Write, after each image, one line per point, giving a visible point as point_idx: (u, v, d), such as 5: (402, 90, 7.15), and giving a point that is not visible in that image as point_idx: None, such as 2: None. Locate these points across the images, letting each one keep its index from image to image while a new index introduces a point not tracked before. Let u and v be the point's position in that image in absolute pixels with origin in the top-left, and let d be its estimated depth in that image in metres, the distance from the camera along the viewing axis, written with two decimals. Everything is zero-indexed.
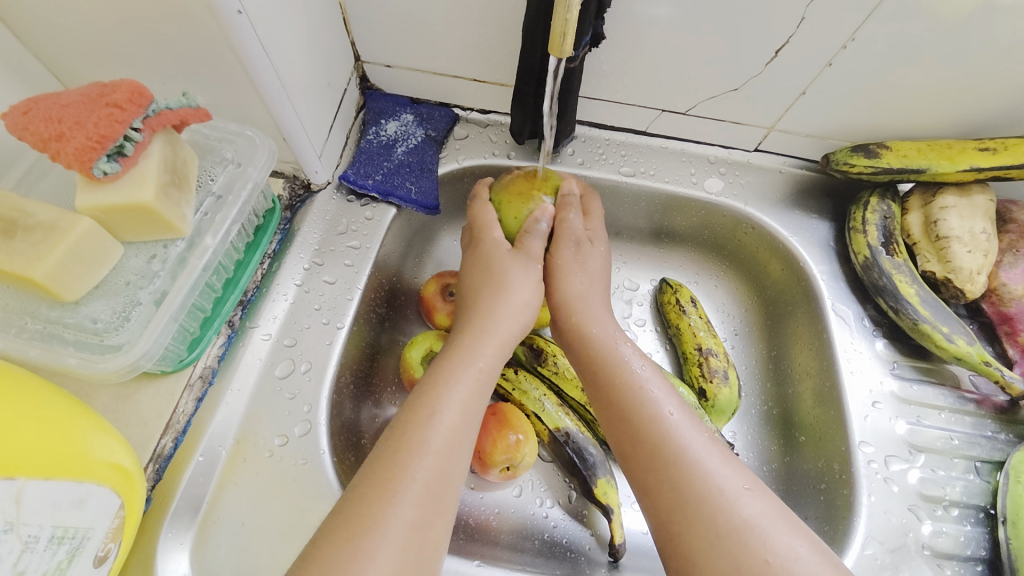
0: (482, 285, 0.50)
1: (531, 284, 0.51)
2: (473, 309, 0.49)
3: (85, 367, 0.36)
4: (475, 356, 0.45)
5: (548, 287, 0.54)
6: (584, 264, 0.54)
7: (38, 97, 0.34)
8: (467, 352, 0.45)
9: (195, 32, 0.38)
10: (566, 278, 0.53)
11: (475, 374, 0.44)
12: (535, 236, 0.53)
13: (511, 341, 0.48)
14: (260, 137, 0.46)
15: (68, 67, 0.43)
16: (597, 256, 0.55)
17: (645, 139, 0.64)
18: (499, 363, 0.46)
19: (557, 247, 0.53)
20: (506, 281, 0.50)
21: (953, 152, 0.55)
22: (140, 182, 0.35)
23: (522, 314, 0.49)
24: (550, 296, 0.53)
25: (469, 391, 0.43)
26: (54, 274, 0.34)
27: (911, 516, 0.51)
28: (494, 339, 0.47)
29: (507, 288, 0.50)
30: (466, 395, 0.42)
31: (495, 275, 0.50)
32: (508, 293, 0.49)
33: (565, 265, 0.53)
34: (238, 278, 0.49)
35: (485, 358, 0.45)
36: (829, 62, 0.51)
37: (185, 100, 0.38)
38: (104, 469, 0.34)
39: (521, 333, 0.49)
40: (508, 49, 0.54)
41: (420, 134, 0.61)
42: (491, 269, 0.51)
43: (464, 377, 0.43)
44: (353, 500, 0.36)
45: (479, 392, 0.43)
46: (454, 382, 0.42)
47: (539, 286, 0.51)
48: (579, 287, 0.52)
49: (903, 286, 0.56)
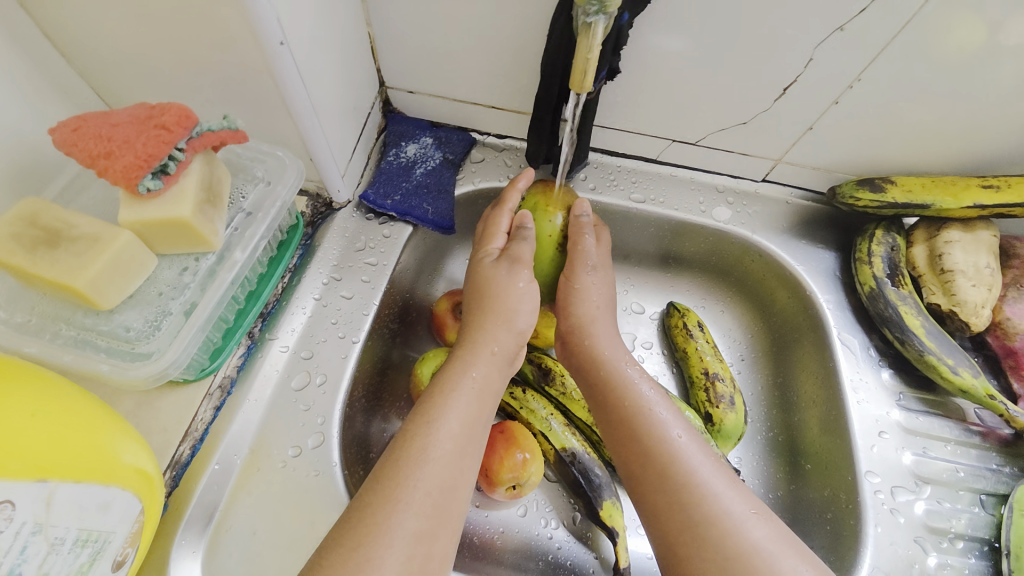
0: (478, 299, 0.51)
1: (518, 290, 0.50)
2: (471, 321, 0.50)
3: (116, 374, 0.37)
4: (469, 366, 0.46)
5: (561, 306, 0.54)
6: (601, 293, 0.54)
7: (89, 114, 0.37)
8: (464, 364, 0.46)
9: (237, 58, 0.41)
10: (581, 302, 0.53)
11: (470, 384, 0.45)
12: (522, 240, 0.53)
13: (501, 353, 0.48)
14: (290, 158, 0.48)
15: (112, 87, 0.46)
16: (607, 283, 0.55)
17: (655, 167, 0.66)
18: (495, 373, 0.47)
19: (576, 272, 0.53)
20: (497, 292, 0.50)
21: (957, 189, 0.56)
22: (180, 199, 0.37)
23: (513, 323, 0.49)
24: (563, 318, 0.54)
25: (468, 402, 0.43)
26: (94, 284, 0.35)
27: (917, 548, 0.50)
28: (485, 350, 0.48)
29: (497, 301, 0.50)
30: (465, 407, 0.43)
31: (489, 287, 0.51)
32: (499, 305, 0.50)
33: (585, 290, 0.53)
34: (260, 291, 0.51)
35: (478, 368, 0.46)
36: (836, 99, 0.53)
37: (225, 123, 0.40)
38: (129, 474, 0.35)
39: (515, 346, 0.50)
40: (526, 79, 0.56)
41: (439, 157, 0.63)
42: (482, 281, 0.52)
43: (459, 388, 0.44)
44: (361, 509, 0.36)
45: (476, 404, 0.44)
46: (452, 393, 0.43)
47: (527, 290, 0.51)
48: (593, 312, 0.53)
49: (908, 317, 0.57)
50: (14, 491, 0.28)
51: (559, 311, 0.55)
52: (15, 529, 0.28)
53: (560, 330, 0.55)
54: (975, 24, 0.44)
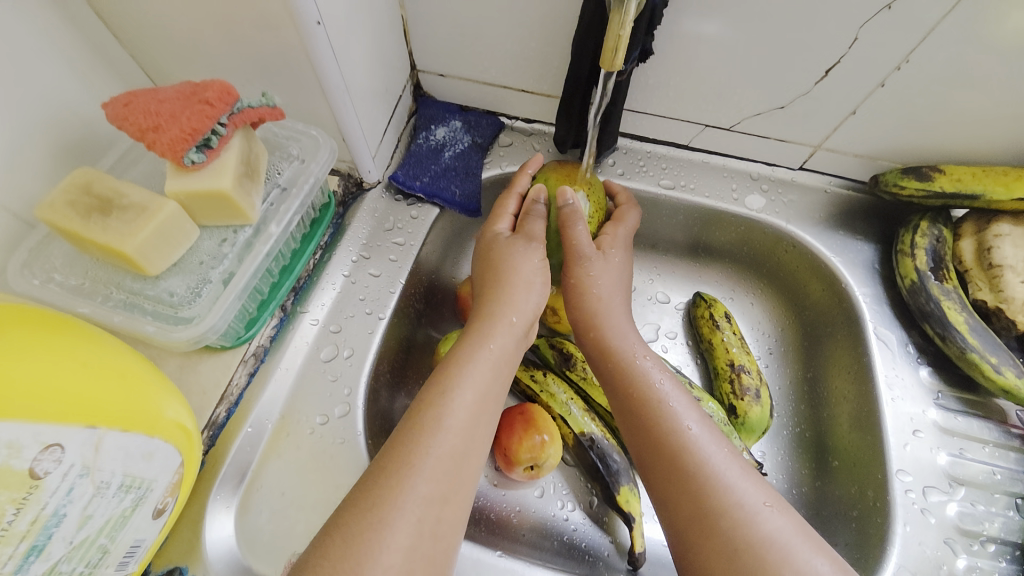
0: (489, 278, 0.51)
1: (533, 263, 0.51)
2: (487, 293, 0.50)
3: (160, 335, 0.40)
4: (486, 338, 0.47)
5: (568, 304, 0.54)
6: (600, 281, 0.53)
7: (139, 91, 0.39)
8: (479, 337, 0.47)
9: (275, 37, 0.42)
10: (585, 293, 0.52)
11: (487, 354, 0.45)
12: (535, 218, 0.54)
13: (520, 322, 0.49)
14: (323, 137, 0.49)
15: (159, 67, 0.48)
16: (613, 269, 0.54)
17: (686, 154, 0.65)
18: (511, 344, 0.48)
19: (572, 269, 0.53)
20: (511, 266, 0.51)
21: (1009, 179, 0.53)
22: (221, 172, 0.39)
23: (530, 293, 0.50)
24: (570, 311, 0.53)
25: (483, 372, 0.44)
26: (141, 250, 0.38)
27: (948, 550, 0.48)
28: (503, 322, 0.48)
29: (513, 274, 0.51)
30: (480, 376, 0.44)
31: (503, 262, 0.52)
32: (515, 277, 0.50)
33: (582, 283, 0.52)
34: (293, 266, 0.53)
35: (495, 340, 0.47)
36: (881, 82, 0.51)
37: (264, 100, 0.42)
38: (171, 428, 0.37)
39: (533, 314, 0.50)
40: (556, 61, 0.56)
41: (467, 140, 0.63)
42: (497, 255, 0.52)
43: (476, 358, 0.45)
44: (377, 472, 0.38)
45: (492, 374, 0.45)
46: (468, 364, 0.44)
47: (540, 264, 0.52)
48: (597, 303, 0.52)
49: (951, 312, 0.54)
50: (64, 435, 0.30)
51: (567, 310, 0.54)
52: (64, 471, 0.30)
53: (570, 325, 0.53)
54: None
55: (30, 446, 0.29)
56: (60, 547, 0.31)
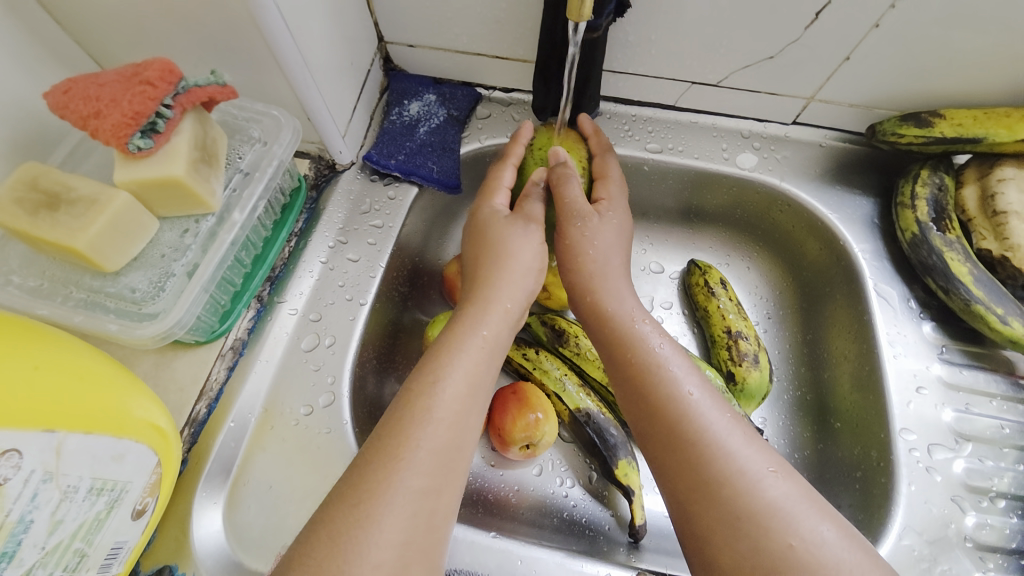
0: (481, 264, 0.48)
1: (531, 247, 0.49)
2: (476, 280, 0.48)
3: (125, 333, 0.38)
4: (479, 324, 0.44)
5: (563, 264, 0.51)
6: (596, 240, 0.50)
7: (78, 76, 0.36)
8: (471, 322, 0.44)
9: (219, 11, 0.39)
10: (578, 257, 0.50)
11: (480, 342, 0.43)
12: (534, 200, 0.52)
13: (515, 308, 0.47)
14: (285, 116, 0.47)
15: (104, 53, 0.46)
16: (608, 228, 0.51)
17: (673, 114, 0.62)
18: (505, 331, 0.46)
19: (565, 227, 0.50)
20: (508, 250, 0.48)
21: (1012, 120, 0.50)
22: (172, 157, 0.37)
23: (526, 280, 0.48)
24: (568, 275, 0.50)
25: (474, 360, 0.42)
26: (95, 245, 0.36)
27: (954, 507, 0.47)
28: (498, 307, 0.46)
29: (511, 256, 0.48)
30: (472, 365, 0.42)
31: (483, 266, 0.48)
32: (512, 262, 0.48)
33: (575, 245, 0.50)
34: (266, 255, 0.51)
35: (488, 326, 0.44)
36: (876, 22, 0.47)
37: (212, 79, 0.39)
38: (142, 428, 0.36)
39: (526, 300, 0.48)
40: (528, 22, 0.53)
41: (443, 114, 0.61)
42: (482, 254, 0.49)
43: (468, 346, 0.42)
44: (363, 467, 0.36)
45: (485, 361, 0.43)
46: (459, 352, 0.42)
47: (540, 251, 0.50)
48: (594, 266, 0.49)
49: (954, 264, 0.52)
50: (21, 440, 0.29)
51: (562, 271, 0.51)
52: (25, 476, 0.29)
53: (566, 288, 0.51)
54: None
55: None
56: (32, 554, 0.31)
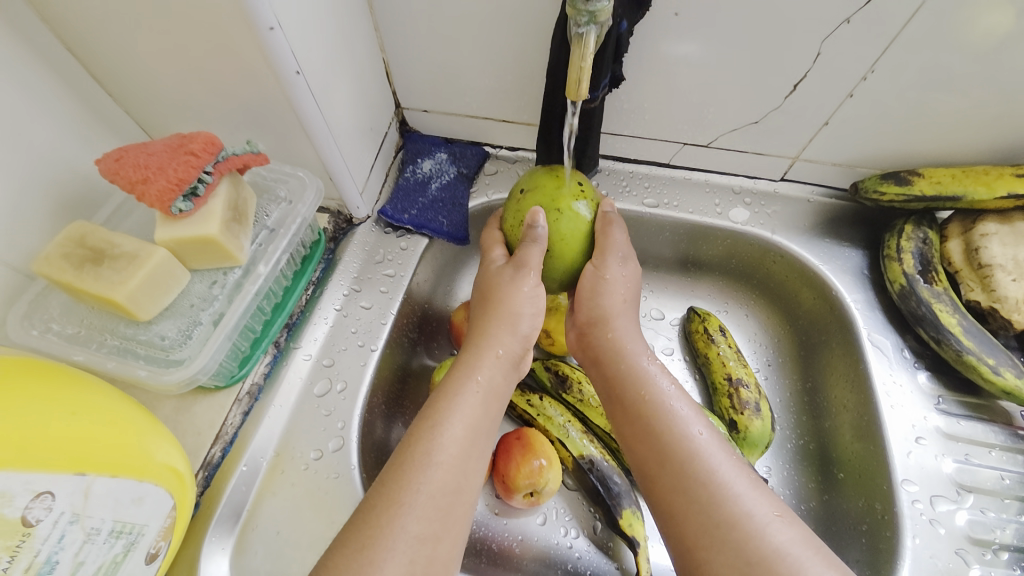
0: (484, 311, 0.50)
1: (524, 292, 0.49)
2: (476, 327, 0.49)
3: (152, 379, 0.41)
4: (474, 370, 0.46)
5: (581, 296, 0.53)
6: (626, 284, 0.53)
7: (129, 146, 0.41)
8: (467, 366, 0.46)
9: (258, 88, 0.44)
10: (605, 297, 0.51)
11: (474, 387, 0.44)
12: (531, 244, 0.49)
13: (507, 356, 0.48)
14: (310, 177, 0.52)
15: (150, 121, 0.51)
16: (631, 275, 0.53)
17: (669, 171, 0.66)
18: (500, 378, 0.47)
19: (604, 262, 0.51)
20: (500, 296, 0.49)
21: (990, 178, 0.53)
22: (209, 218, 0.41)
23: (518, 326, 0.49)
24: (576, 311, 0.53)
25: (472, 408, 0.43)
26: (132, 297, 0.39)
27: (961, 561, 0.47)
28: (491, 354, 0.47)
29: (501, 304, 0.49)
30: (469, 410, 0.43)
31: (494, 291, 0.50)
32: (502, 308, 0.49)
33: (613, 282, 0.51)
34: (285, 303, 0.54)
35: (483, 371, 0.46)
36: (850, 93, 0.52)
37: (248, 147, 0.44)
38: (163, 471, 0.38)
39: (521, 345, 0.49)
40: (533, 92, 0.58)
41: (453, 171, 0.65)
42: (490, 284, 0.51)
43: (465, 392, 0.44)
44: (367, 511, 0.37)
45: (481, 407, 0.44)
46: (456, 397, 0.43)
47: (537, 296, 0.50)
48: (619, 305, 0.52)
49: (943, 315, 0.54)
50: (54, 483, 0.31)
51: (576, 305, 0.54)
52: (55, 518, 0.31)
53: (580, 320, 0.53)
54: (1006, 8, 0.43)
55: (22, 494, 0.29)
56: None
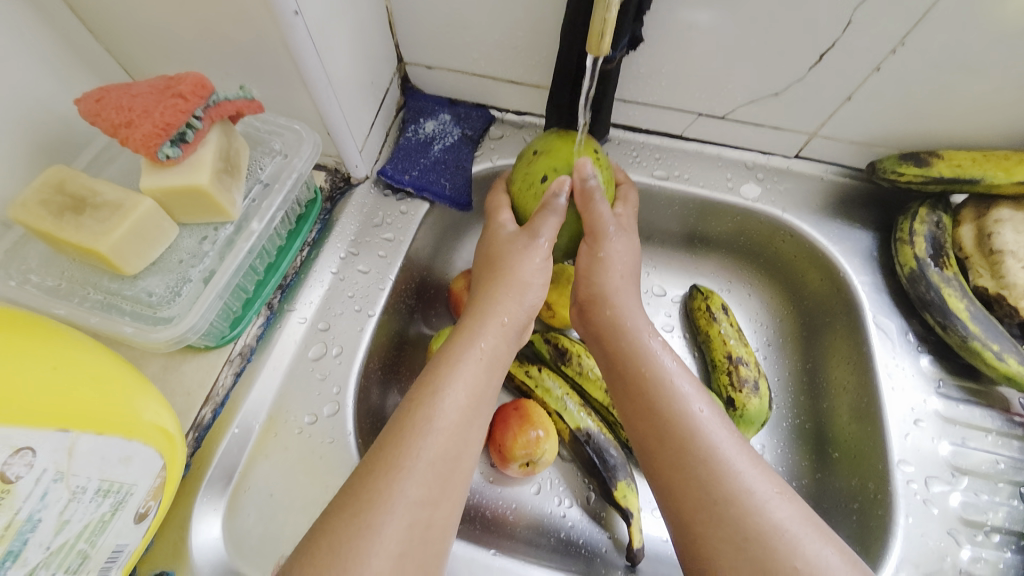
0: (490, 277, 0.48)
1: (534, 262, 0.48)
2: (479, 293, 0.48)
3: (139, 336, 0.39)
4: (477, 337, 0.44)
5: (582, 275, 0.51)
6: (626, 257, 0.50)
7: (111, 86, 0.38)
8: (470, 333, 0.44)
9: (250, 28, 0.40)
10: (605, 274, 0.49)
11: (478, 355, 0.43)
12: (550, 213, 0.47)
13: (511, 324, 0.46)
14: (306, 131, 0.49)
15: (134, 61, 0.47)
16: (632, 249, 0.51)
17: (680, 143, 0.63)
18: (504, 345, 0.45)
19: (597, 241, 0.49)
20: (509, 265, 0.48)
21: (1010, 163, 0.51)
22: (198, 167, 0.38)
23: (525, 296, 0.47)
24: (578, 287, 0.51)
25: (475, 375, 0.42)
26: (116, 249, 0.37)
27: (950, 540, 0.48)
28: (496, 322, 0.45)
29: (510, 273, 0.47)
30: (472, 377, 0.42)
31: (502, 259, 0.48)
32: (511, 276, 0.47)
33: (609, 258, 0.49)
34: (279, 263, 0.52)
35: (486, 339, 0.44)
36: (877, 66, 0.49)
37: (241, 93, 0.41)
38: (151, 431, 0.36)
39: (527, 315, 0.48)
40: (544, 51, 0.55)
41: (457, 133, 0.62)
42: (497, 253, 0.49)
43: (468, 359, 0.42)
44: (365, 475, 0.36)
45: (485, 374, 0.43)
46: (459, 363, 0.42)
47: (545, 266, 0.48)
48: (616, 282, 0.49)
49: (951, 299, 0.53)
50: (36, 438, 0.30)
51: (575, 282, 0.52)
52: (37, 476, 0.30)
53: (580, 298, 0.51)
54: None
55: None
56: (37, 553, 0.31)
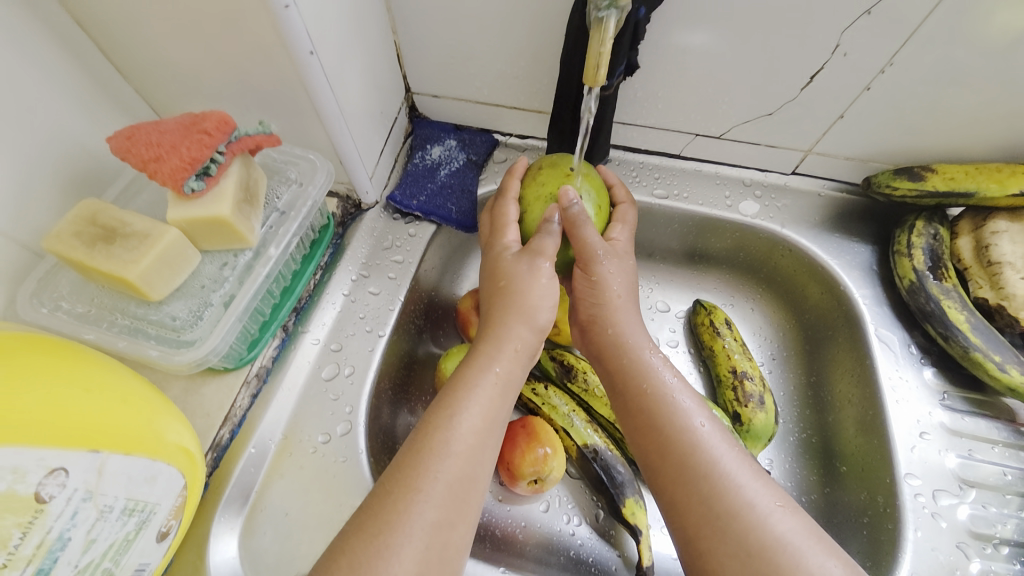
0: (498, 298, 0.49)
1: (544, 286, 0.49)
2: (489, 315, 0.49)
3: (164, 359, 0.41)
4: (492, 362, 0.45)
5: (580, 296, 0.52)
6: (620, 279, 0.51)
7: (140, 123, 0.40)
8: (484, 357, 0.45)
9: (270, 67, 0.43)
10: (603, 296, 0.51)
11: (493, 379, 0.44)
12: (546, 235, 0.49)
13: (525, 349, 0.47)
14: (321, 160, 0.51)
15: (159, 99, 0.50)
16: (626, 270, 0.52)
17: (679, 163, 0.65)
18: (518, 369, 0.46)
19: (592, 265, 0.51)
20: (518, 288, 0.48)
21: (1002, 175, 0.53)
22: (221, 198, 0.40)
23: (538, 319, 0.48)
24: (580, 308, 0.52)
25: (488, 398, 0.43)
26: (144, 277, 0.39)
27: (960, 554, 0.47)
28: (510, 347, 0.47)
29: (519, 297, 0.48)
30: (486, 400, 0.43)
31: (510, 284, 0.49)
32: (522, 301, 0.48)
33: (603, 281, 0.50)
34: (293, 287, 0.53)
35: (501, 363, 0.45)
36: (867, 86, 0.51)
37: (261, 128, 0.44)
38: (174, 451, 0.38)
39: (535, 343, 0.49)
40: (545, 79, 0.57)
41: (462, 158, 0.65)
42: (501, 275, 0.50)
43: (482, 383, 0.43)
44: (382, 497, 0.37)
45: (499, 397, 0.44)
46: (474, 388, 0.43)
47: (553, 288, 0.49)
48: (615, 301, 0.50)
49: (951, 311, 0.54)
50: (68, 459, 0.31)
51: (577, 301, 0.53)
52: (68, 495, 0.31)
53: (581, 317, 0.52)
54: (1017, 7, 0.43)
55: (35, 471, 0.29)
56: (65, 570, 0.32)
